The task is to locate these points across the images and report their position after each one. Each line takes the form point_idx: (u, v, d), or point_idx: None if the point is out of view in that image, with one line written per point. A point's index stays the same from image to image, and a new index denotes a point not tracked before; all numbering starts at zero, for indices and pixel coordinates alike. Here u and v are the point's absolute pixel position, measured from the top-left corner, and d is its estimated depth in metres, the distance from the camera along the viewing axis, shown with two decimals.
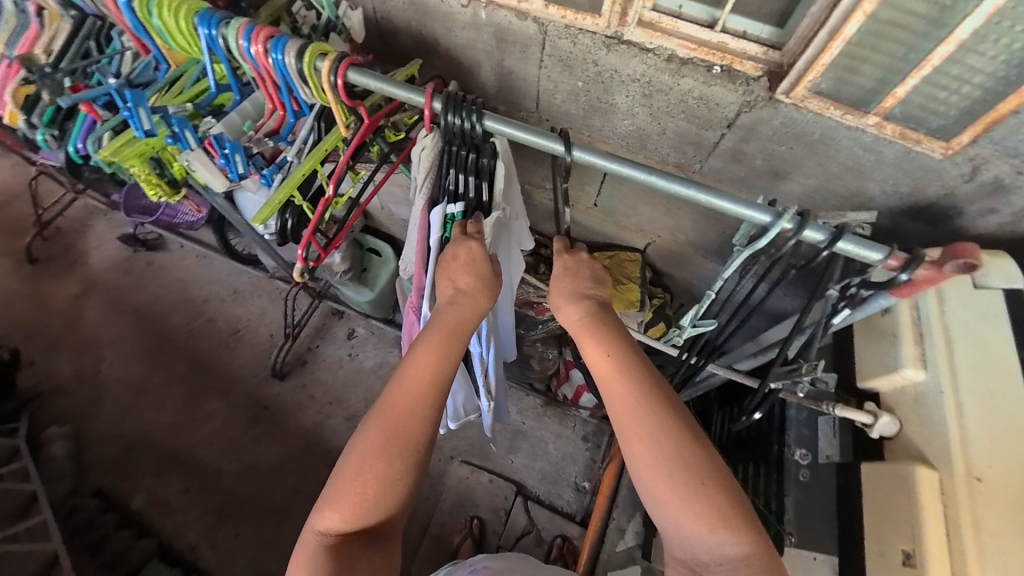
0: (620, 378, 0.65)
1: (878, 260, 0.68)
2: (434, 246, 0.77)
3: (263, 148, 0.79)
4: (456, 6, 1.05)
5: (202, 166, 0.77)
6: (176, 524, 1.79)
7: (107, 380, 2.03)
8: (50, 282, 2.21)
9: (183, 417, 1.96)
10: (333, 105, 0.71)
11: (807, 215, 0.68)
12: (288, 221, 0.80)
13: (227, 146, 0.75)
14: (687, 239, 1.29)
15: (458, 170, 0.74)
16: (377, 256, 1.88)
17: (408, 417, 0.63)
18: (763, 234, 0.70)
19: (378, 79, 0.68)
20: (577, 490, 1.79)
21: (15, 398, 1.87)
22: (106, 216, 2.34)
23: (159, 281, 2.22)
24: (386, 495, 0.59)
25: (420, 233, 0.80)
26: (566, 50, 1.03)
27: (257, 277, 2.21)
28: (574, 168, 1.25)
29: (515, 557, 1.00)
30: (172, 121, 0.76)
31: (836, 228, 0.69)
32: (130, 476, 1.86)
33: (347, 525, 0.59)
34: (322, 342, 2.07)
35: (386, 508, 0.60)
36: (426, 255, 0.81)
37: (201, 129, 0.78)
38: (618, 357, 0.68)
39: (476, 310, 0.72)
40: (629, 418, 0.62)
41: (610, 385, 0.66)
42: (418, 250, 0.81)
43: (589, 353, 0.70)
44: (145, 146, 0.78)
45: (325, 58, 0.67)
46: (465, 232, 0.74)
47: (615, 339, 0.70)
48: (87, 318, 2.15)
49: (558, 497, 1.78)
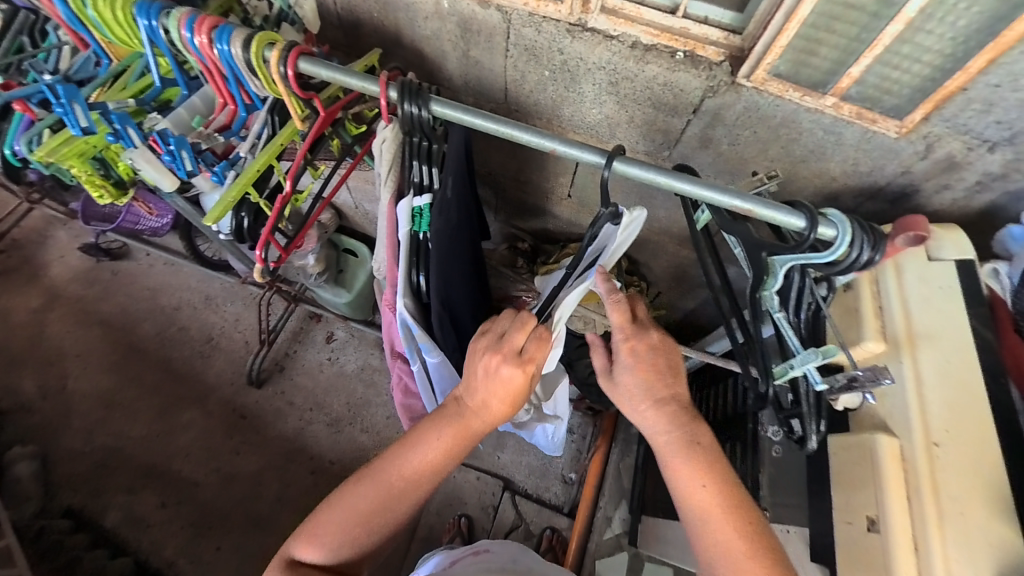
0: (688, 462, 0.68)
1: (865, 251, 0.63)
2: (403, 240, 0.75)
3: (213, 145, 0.77)
4: None
5: (149, 164, 0.75)
6: (154, 540, 1.73)
7: (73, 396, 1.95)
8: (7, 297, 2.11)
9: (157, 430, 1.90)
10: (285, 97, 0.69)
11: (815, 208, 0.62)
12: (245, 219, 0.77)
13: (172, 142, 0.73)
14: (660, 226, 1.30)
15: (420, 161, 0.73)
16: (354, 256, 1.85)
17: (399, 488, 0.71)
18: (826, 252, 0.63)
19: (331, 70, 0.65)
20: (565, 482, 1.79)
21: None
22: (65, 226, 2.24)
23: (126, 291, 2.13)
24: (365, 540, 0.71)
25: (388, 227, 0.78)
26: (531, 39, 1.02)
27: (229, 283, 2.14)
28: (546, 159, 1.24)
29: (512, 548, 1.02)
30: (111, 118, 0.72)
31: (815, 214, 0.63)
32: (102, 494, 1.79)
33: (318, 560, 0.70)
34: (300, 346, 2.02)
35: (356, 556, 0.71)
36: (395, 251, 0.78)
37: (146, 125, 0.76)
38: (701, 457, 0.68)
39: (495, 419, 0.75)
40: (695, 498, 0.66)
41: (706, 487, 0.66)
42: (387, 245, 0.78)
43: (675, 465, 0.68)
44: (85, 144, 0.75)
45: (274, 48, 0.65)
46: (521, 350, 0.72)
47: (690, 438, 0.69)
48: (49, 332, 2.06)
49: (546, 490, 1.78)
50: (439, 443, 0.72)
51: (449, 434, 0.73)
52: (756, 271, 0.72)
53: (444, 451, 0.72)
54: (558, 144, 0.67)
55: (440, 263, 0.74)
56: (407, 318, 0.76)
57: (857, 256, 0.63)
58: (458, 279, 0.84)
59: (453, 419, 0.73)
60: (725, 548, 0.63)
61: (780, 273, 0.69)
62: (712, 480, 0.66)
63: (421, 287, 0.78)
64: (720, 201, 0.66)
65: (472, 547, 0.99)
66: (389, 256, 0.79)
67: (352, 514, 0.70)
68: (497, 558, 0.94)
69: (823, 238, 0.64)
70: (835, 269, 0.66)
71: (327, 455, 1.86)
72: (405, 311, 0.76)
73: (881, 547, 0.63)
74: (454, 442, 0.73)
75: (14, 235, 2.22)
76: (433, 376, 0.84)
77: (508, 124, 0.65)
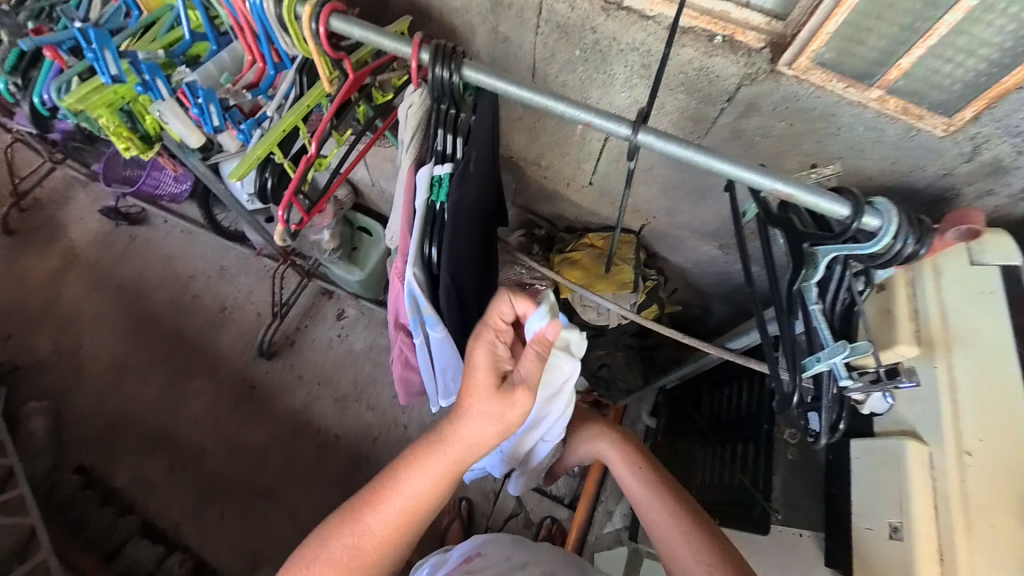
0: (626, 465, 0.86)
1: (912, 244, 0.60)
2: (419, 210, 0.72)
3: (241, 102, 0.77)
4: None
5: (176, 118, 0.75)
6: (161, 501, 1.77)
7: (88, 357, 1.98)
8: (29, 257, 2.14)
9: (167, 395, 1.93)
10: (315, 57, 0.67)
11: (864, 198, 0.60)
12: (268, 180, 0.76)
13: (201, 95, 0.72)
14: (681, 221, 1.27)
15: (445, 130, 0.70)
16: (368, 235, 1.84)
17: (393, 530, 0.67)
18: (872, 241, 0.60)
19: (364, 28, 0.63)
20: (567, 474, 1.78)
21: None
22: (86, 188, 2.27)
23: (143, 257, 2.16)
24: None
25: (406, 196, 0.76)
26: (564, 16, 0.99)
27: (244, 255, 2.16)
28: (569, 144, 1.22)
29: (505, 538, 0.91)
30: (141, 68, 0.73)
31: (859, 201, 0.61)
32: (113, 454, 1.83)
33: None
34: (310, 322, 2.03)
35: None
36: (411, 220, 0.76)
37: (175, 78, 0.76)
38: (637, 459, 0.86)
39: (478, 441, 0.67)
40: (634, 492, 0.82)
41: (638, 481, 0.83)
42: (404, 213, 0.77)
43: (622, 474, 0.85)
44: (114, 95, 0.74)
45: (307, 3, 0.63)
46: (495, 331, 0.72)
47: (635, 458, 0.86)
48: (67, 293, 2.09)
49: (547, 481, 1.77)
50: (429, 478, 0.66)
51: (438, 470, 0.66)
52: (798, 264, 0.68)
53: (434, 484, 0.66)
54: (593, 117, 0.64)
55: (454, 235, 0.72)
56: (417, 288, 0.75)
57: (900, 249, 0.60)
58: (471, 255, 0.83)
59: (435, 441, 0.67)
60: (666, 526, 0.74)
61: (821, 265, 0.65)
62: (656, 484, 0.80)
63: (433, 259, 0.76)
64: (764, 186, 0.62)
65: (465, 552, 0.89)
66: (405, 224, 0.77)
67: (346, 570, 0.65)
68: (490, 564, 0.82)
69: (869, 228, 0.61)
70: (877, 263, 0.63)
71: (333, 431, 1.88)
72: (412, 280, 0.74)
73: (905, 554, 0.61)
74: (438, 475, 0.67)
75: (38, 196, 2.26)
76: (435, 352, 0.84)
77: (547, 94, 0.63)
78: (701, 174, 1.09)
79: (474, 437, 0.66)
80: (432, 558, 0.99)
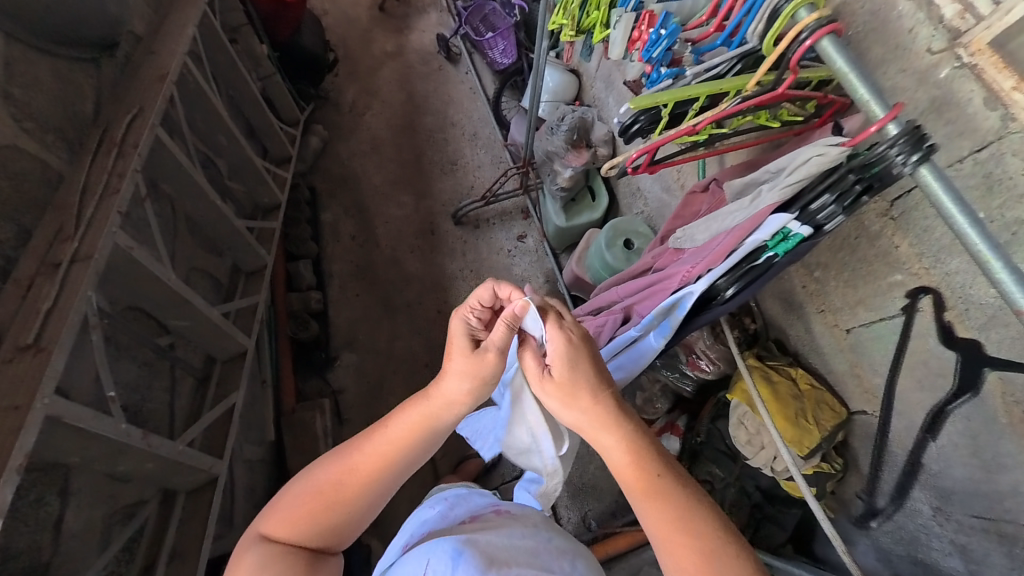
0: (623, 453, 0.67)
1: None
2: (746, 248, 0.67)
3: (679, 50, 0.74)
4: (921, 46, 0.81)
5: (624, 29, 0.77)
6: (333, 252, 2.23)
7: (364, 124, 2.59)
8: (381, 46, 2.82)
9: (385, 190, 2.40)
10: (769, 58, 0.62)
11: None
12: (638, 123, 0.77)
13: (669, 28, 0.69)
14: (915, 446, 1.04)
15: (830, 197, 0.60)
16: (591, 199, 2.07)
17: (331, 534, 0.68)
18: None
19: (850, 64, 0.57)
20: (582, 521, 1.72)
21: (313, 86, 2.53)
22: (439, 15, 2.93)
23: (437, 93, 2.68)
24: (348, 496, 0.68)
25: (742, 225, 0.69)
26: (1006, 170, 0.75)
27: (495, 137, 2.53)
28: (862, 281, 1.05)
29: (530, 510, 1.03)
30: None
31: None
32: (332, 196, 2.37)
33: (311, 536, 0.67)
34: (499, 223, 2.33)
35: (342, 514, 0.68)
36: (725, 247, 0.71)
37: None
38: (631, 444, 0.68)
39: (452, 364, 0.72)
40: (631, 485, 0.66)
41: (631, 470, 0.66)
42: (728, 238, 0.70)
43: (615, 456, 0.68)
44: None
45: (814, 11, 0.59)
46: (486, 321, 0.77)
47: (640, 443, 0.68)
48: (381, 74, 2.74)
49: (566, 511, 1.73)
50: (402, 428, 0.70)
51: (431, 406, 0.70)
52: None
53: (406, 439, 0.69)
54: None
55: (759, 285, 0.69)
56: (686, 302, 0.74)
57: None
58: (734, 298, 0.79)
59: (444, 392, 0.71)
60: (668, 534, 0.61)
61: None
62: (641, 477, 0.65)
63: (720, 295, 0.71)
64: None
65: (494, 507, 1.01)
66: (714, 250, 0.71)
67: (352, 477, 0.68)
68: (514, 520, 0.94)
69: None
70: None
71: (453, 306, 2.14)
72: (694, 294, 0.72)
73: None
74: (422, 422, 0.70)
75: (413, 13, 2.95)
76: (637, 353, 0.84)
77: (995, 245, 0.48)
78: (1002, 432, 0.86)
79: (453, 379, 0.71)
80: (458, 487, 1.14)
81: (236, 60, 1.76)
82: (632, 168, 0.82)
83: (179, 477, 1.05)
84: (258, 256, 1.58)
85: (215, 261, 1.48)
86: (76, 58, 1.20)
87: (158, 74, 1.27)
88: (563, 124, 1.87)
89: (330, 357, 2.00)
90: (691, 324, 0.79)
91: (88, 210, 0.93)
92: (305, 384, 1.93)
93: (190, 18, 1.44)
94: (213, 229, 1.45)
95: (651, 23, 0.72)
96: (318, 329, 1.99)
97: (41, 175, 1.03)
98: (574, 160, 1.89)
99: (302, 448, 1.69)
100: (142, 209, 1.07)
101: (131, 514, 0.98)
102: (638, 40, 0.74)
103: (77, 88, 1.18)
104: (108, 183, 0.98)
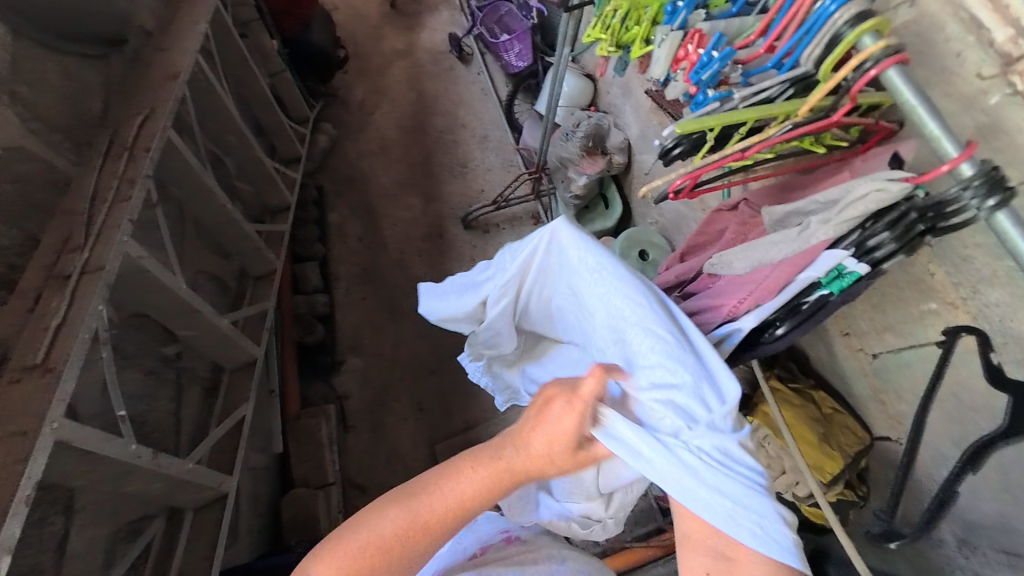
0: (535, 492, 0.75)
1: None
2: (801, 284, 0.64)
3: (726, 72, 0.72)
4: (968, 71, 0.73)
5: (670, 49, 0.74)
6: (339, 254, 2.19)
7: (373, 122, 2.55)
8: (391, 43, 2.78)
9: (393, 191, 2.36)
10: (825, 86, 0.59)
11: None
12: (680, 147, 0.73)
13: (719, 52, 0.67)
14: (941, 480, 1.01)
15: (891, 236, 0.58)
16: (605, 206, 2.04)
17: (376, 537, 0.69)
18: None
19: (922, 97, 0.53)
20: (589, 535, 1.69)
21: (321, 83, 2.48)
22: (451, 13, 2.89)
23: (448, 93, 2.63)
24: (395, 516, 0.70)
25: (793, 257, 0.66)
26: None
27: (506, 140, 2.49)
28: (892, 306, 1.02)
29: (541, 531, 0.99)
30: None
31: None
32: (340, 196, 2.33)
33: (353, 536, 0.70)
34: (509, 228, 2.29)
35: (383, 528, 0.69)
36: (776, 282, 0.67)
37: (695, 18, 0.74)
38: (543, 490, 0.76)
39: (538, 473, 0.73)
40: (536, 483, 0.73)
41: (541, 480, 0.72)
42: (780, 274, 0.66)
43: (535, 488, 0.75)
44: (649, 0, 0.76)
45: (880, 39, 0.56)
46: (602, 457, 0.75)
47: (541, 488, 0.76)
48: (391, 71, 2.70)
49: None
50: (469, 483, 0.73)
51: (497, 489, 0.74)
52: None
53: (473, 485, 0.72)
54: None
55: (813, 325, 0.68)
56: (735, 337, 0.71)
57: None
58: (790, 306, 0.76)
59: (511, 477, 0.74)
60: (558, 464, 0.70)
61: None
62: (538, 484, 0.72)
63: (770, 331, 0.70)
64: None
65: (504, 528, 0.97)
66: (762, 283, 0.69)
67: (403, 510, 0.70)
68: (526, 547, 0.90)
69: None
70: None
71: None
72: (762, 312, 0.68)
73: None
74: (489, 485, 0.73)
75: (425, 10, 2.90)
76: None
77: None
78: None
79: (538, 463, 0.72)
80: None
81: (247, 57, 1.71)
82: (675, 194, 0.78)
83: (185, 494, 1.01)
84: (267, 260, 1.54)
85: (222, 263, 1.44)
86: (83, 55, 1.15)
87: (169, 73, 1.23)
88: (579, 131, 1.86)
89: (336, 361, 1.96)
90: (731, 355, 0.77)
91: (98, 218, 0.89)
92: (310, 389, 1.90)
93: (201, 14, 1.39)
94: (221, 232, 1.41)
95: (700, 45, 0.69)
96: (323, 333, 1.95)
97: (48, 178, 0.99)
98: (589, 167, 1.86)
99: (306, 455, 1.66)
100: (154, 214, 1.04)
101: (136, 531, 0.95)
102: (685, 60, 0.71)
103: (84, 86, 1.13)
104: (119, 189, 0.94)
